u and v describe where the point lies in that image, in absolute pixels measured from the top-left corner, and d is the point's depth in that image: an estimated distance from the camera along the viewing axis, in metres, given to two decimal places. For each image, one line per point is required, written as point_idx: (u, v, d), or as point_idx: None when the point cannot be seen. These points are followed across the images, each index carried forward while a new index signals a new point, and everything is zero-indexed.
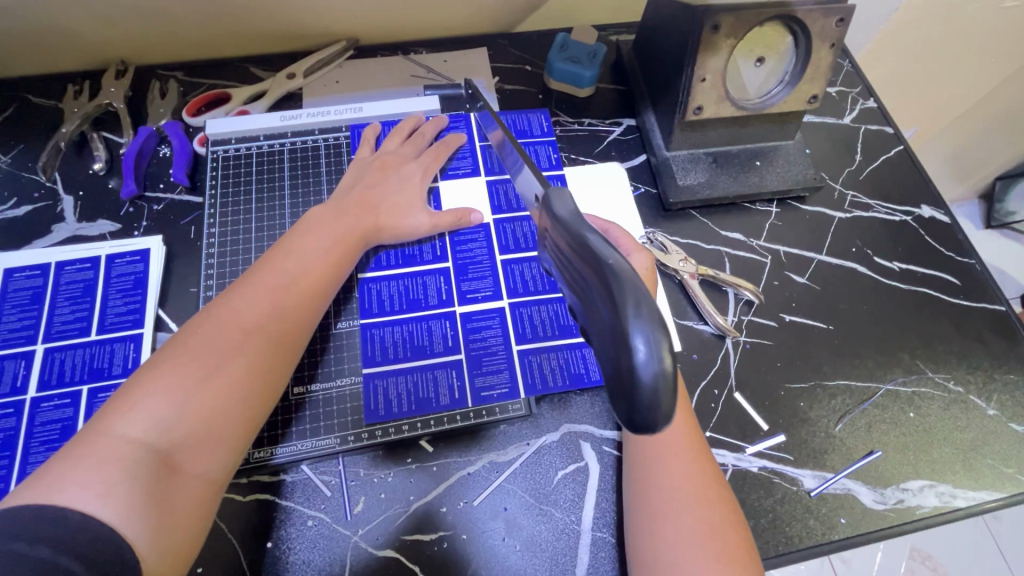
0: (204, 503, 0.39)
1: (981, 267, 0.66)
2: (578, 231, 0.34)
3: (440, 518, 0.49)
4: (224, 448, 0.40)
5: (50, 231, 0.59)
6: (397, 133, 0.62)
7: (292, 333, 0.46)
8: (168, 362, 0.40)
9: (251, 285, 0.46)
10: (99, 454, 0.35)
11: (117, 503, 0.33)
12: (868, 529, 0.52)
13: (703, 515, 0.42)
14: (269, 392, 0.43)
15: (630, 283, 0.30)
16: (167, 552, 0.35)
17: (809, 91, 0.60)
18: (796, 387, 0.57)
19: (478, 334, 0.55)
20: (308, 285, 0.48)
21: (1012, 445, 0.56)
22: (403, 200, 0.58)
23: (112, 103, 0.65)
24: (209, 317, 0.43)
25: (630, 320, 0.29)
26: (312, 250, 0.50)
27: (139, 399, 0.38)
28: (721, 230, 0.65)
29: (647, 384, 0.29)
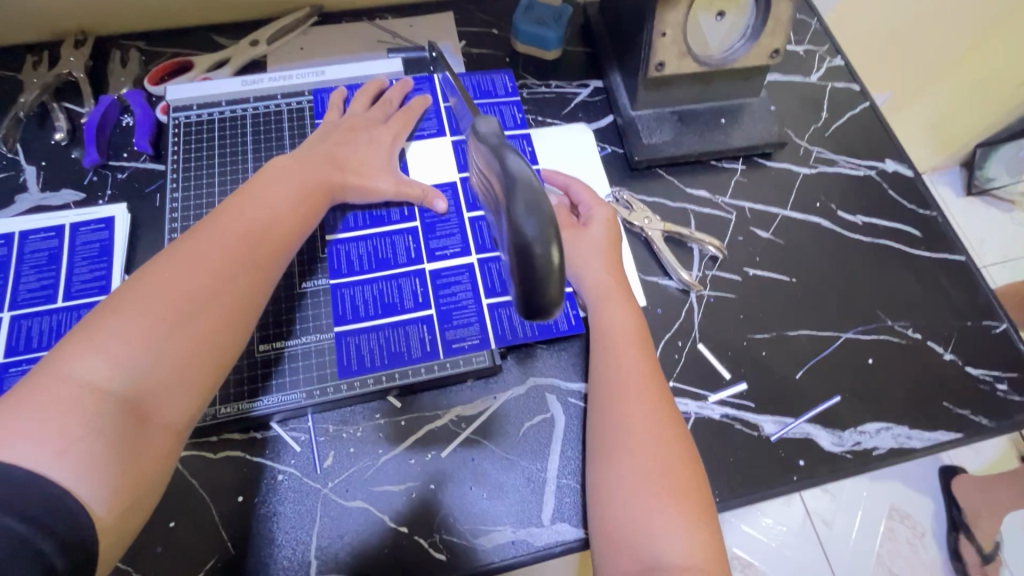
0: (168, 454, 0.39)
1: (943, 219, 0.66)
2: (495, 146, 0.40)
3: (408, 470, 0.51)
4: (191, 396, 0.40)
5: (13, 202, 0.59)
6: (361, 95, 0.62)
7: (259, 282, 0.45)
8: (127, 308, 0.39)
9: (216, 235, 0.44)
10: (56, 401, 0.34)
11: (73, 460, 0.33)
12: (826, 470, 0.53)
13: (657, 453, 0.44)
14: (237, 340, 0.44)
15: (524, 184, 0.36)
16: (128, 508, 0.35)
17: (769, 45, 0.60)
18: (758, 337, 0.58)
19: (448, 289, 0.55)
20: (274, 235, 0.47)
21: (968, 388, 0.57)
22: (369, 156, 0.57)
23: (72, 73, 0.65)
24: (171, 263, 0.42)
25: (520, 210, 0.35)
26: (277, 200, 0.49)
27: (95, 347, 0.37)
28: (687, 188, 0.66)
29: (535, 264, 0.34)
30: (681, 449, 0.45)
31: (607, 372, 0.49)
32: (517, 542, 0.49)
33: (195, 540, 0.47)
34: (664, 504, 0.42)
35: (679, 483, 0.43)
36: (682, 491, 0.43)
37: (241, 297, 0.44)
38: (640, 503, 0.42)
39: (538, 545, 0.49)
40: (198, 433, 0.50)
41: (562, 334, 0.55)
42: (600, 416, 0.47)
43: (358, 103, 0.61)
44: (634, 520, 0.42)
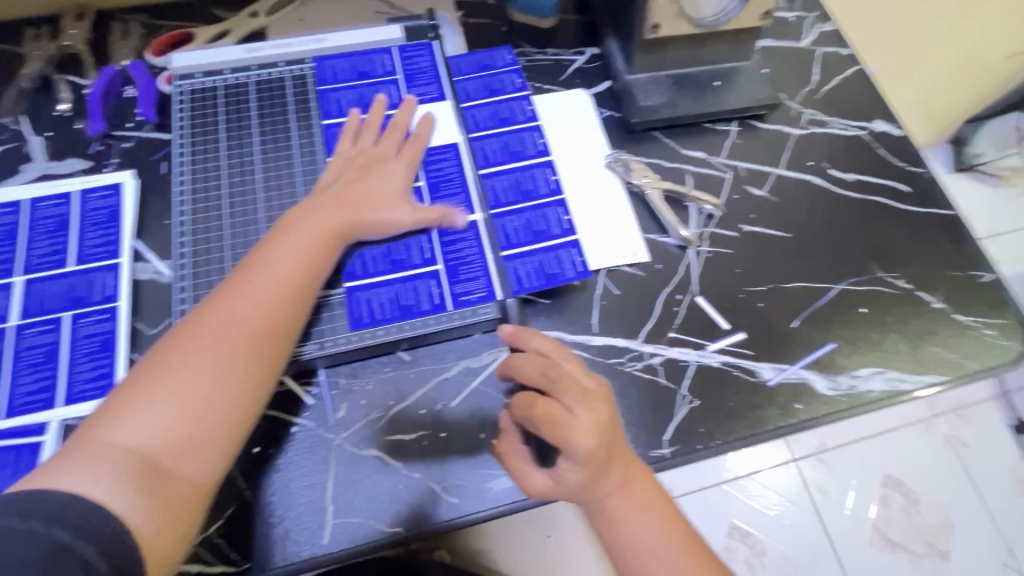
0: (201, 495, 0.41)
1: (931, 175, 0.68)
2: None
3: (419, 419, 0.52)
4: (216, 445, 0.41)
5: (21, 171, 0.60)
6: (368, 127, 0.59)
7: (280, 327, 0.46)
8: (158, 364, 0.42)
9: (228, 297, 0.45)
10: (95, 452, 0.38)
11: (110, 486, 0.36)
12: (822, 413, 0.55)
13: (654, 520, 0.49)
14: (261, 381, 0.44)
15: None
16: (161, 536, 0.37)
17: (761, 6, 0.61)
18: (755, 290, 0.60)
19: (454, 245, 0.56)
20: (294, 286, 0.48)
21: (956, 333, 0.60)
22: (381, 188, 0.55)
23: (74, 45, 0.65)
24: (198, 320, 0.44)
25: None
26: (292, 249, 0.49)
27: (133, 397, 0.40)
28: (683, 149, 0.67)
29: None
30: (668, 509, 0.50)
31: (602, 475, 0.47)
32: None
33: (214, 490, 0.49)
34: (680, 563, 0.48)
35: (678, 533, 0.49)
36: (687, 546, 0.49)
37: (261, 341, 0.45)
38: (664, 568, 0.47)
39: None
40: None
41: (568, 281, 0.56)
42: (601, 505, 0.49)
43: (366, 133, 0.59)
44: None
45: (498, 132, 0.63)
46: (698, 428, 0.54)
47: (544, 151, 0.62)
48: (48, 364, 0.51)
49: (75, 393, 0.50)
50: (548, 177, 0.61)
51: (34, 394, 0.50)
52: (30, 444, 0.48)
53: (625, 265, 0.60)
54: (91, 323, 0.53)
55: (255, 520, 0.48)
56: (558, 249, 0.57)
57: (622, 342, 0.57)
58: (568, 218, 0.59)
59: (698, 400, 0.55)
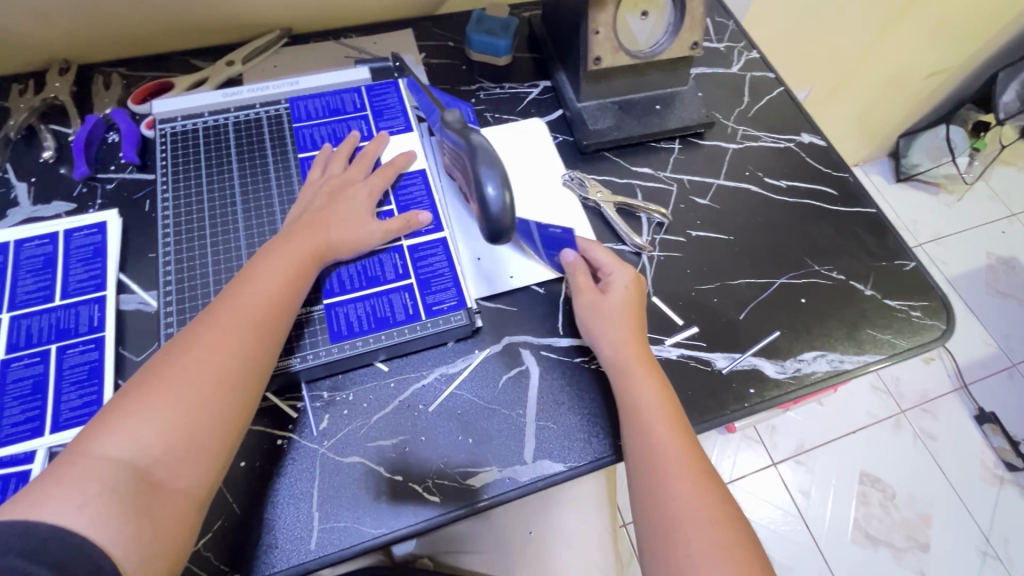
0: (187, 516, 0.42)
1: (854, 179, 0.76)
2: (465, 131, 0.54)
3: (398, 425, 0.55)
4: (202, 464, 0.43)
5: (6, 215, 0.63)
6: (338, 155, 0.64)
7: (261, 347, 0.49)
8: (140, 391, 0.44)
9: (212, 318, 0.48)
10: (82, 472, 0.39)
11: (94, 512, 0.38)
12: (774, 394, 0.60)
13: (681, 439, 0.51)
14: (239, 400, 0.46)
15: (486, 153, 0.51)
16: (146, 560, 0.39)
17: (689, 38, 0.70)
18: (706, 288, 0.66)
19: (425, 261, 0.60)
20: (271, 311, 0.50)
21: (888, 315, 0.66)
22: (352, 214, 0.59)
23: (58, 97, 0.69)
24: (179, 348, 0.46)
25: (484, 171, 0.50)
26: (268, 277, 0.52)
27: (114, 423, 0.42)
28: (632, 166, 0.74)
29: (495, 207, 0.50)
30: (694, 439, 0.52)
31: (643, 398, 0.52)
32: (504, 479, 0.53)
33: None
34: (698, 489, 0.48)
35: (719, 513, 0.47)
36: (707, 483, 0.49)
37: (241, 363, 0.47)
38: (676, 471, 0.49)
39: (524, 480, 0.53)
40: None
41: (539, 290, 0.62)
42: (636, 423, 0.52)
43: (337, 162, 0.63)
44: (684, 509, 0.47)
45: None
46: None
47: None
48: (34, 395, 0.53)
49: (62, 419, 0.52)
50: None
51: (21, 423, 0.51)
52: (17, 472, 0.49)
53: None
54: (78, 353, 0.55)
55: (242, 532, 0.50)
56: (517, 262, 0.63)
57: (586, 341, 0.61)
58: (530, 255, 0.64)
59: None
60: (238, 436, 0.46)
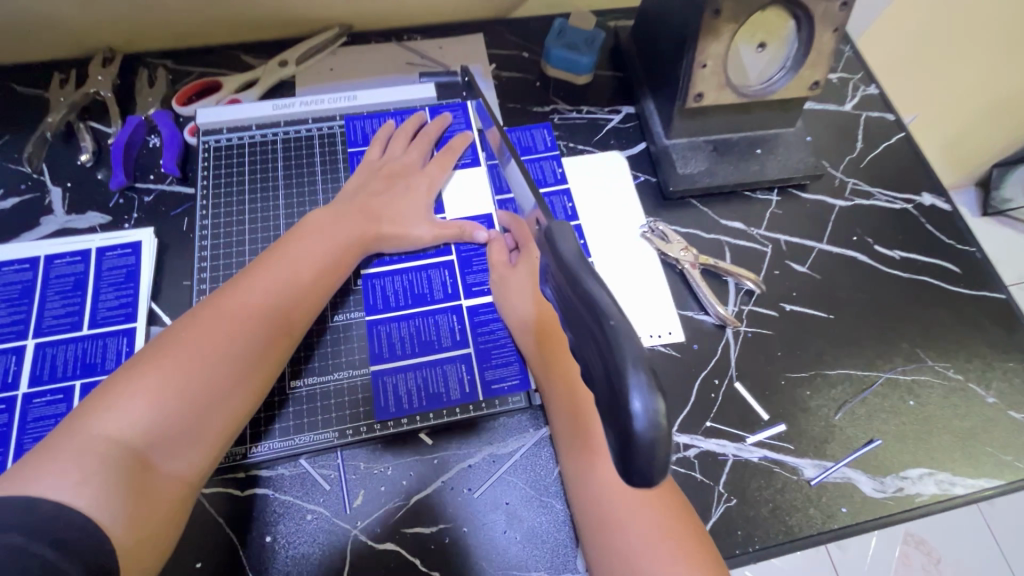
0: (177, 504, 0.39)
1: (982, 255, 0.65)
2: (579, 277, 0.30)
3: (440, 510, 0.49)
4: (203, 448, 0.40)
5: (38, 224, 0.58)
6: (398, 135, 0.62)
7: (281, 329, 0.47)
8: (161, 351, 0.41)
9: (244, 285, 0.47)
10: (83, 440, 0.36)
11: (91, 492, 0.34)
12: (869, 517, 0.52)
13: None
14: (258, 380, 0.44)
15: (623, 336, 0.27)
16: (135, 550, 0.35)
17: (810, 77, 0.59)
18: (797, 376, 0.57)
19: (486, 329, 0.55)
20: (308, 287, 0.49)
21: (1012, 433, 0.56)
22: (403, 206, 0.57)
23: (100, 92, 0.64)
24: (210, 312, 0.44)
25: (623, 372, 0.26)
26: (307, 251, 0.51)
27: (128, 386, 0.38)
28: (721, 219, 0.65)
29: (643, 439, 0.25)
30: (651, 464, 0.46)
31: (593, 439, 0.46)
32: None
33: None
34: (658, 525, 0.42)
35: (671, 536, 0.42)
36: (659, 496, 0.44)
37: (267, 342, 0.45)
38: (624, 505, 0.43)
39: None
40: (225, 469, 0.49)
41: None
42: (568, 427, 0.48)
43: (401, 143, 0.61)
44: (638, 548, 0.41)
45: None
46: (736, 530, 0.50)
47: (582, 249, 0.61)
48: None
49: None
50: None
51: None
52: None
53: (660, 344, 0.58)
54: None
55: None
56: None
57: None
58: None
59: (735, 498, 0.52)
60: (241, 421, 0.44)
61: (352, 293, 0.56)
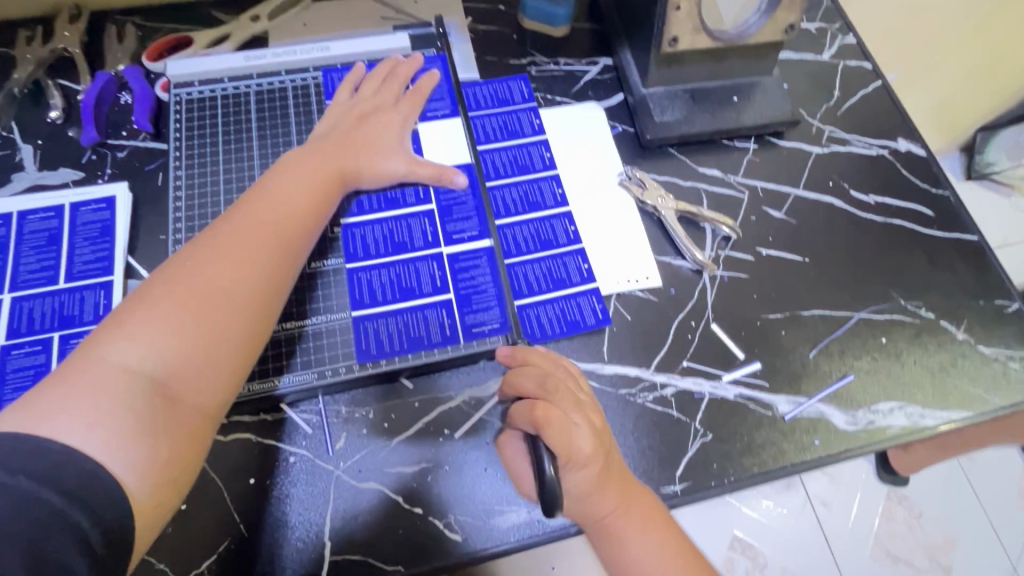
0: (202, 436, 0.39)
1: (955, 198, 0.66)
2: None
3: (422, 451, 0.50)
4: (221, 383, 0.40)
5: (10, 181, 0.58)
6: (370, 78, 0.61)
7: (287, 267, 0.46)
8: (160, 291, 0.40)
9: (238, 220, 0.45)
10: (93, 378, 0.36)
11: (107, 435, 0.34)
12: (841, 448, 0.53)
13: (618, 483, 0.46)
14: (266, 313, 0.44)
15: None
16: (157, 487, 0.36)
17: (785, 20, 0.59)
18: (773, 318, 0.58)
19: (466, 274, 0.55)
20: (300, 220, 0.48)
21: (981, 366, 0.57)
22: (381, 138, 0.57)
23: (67, 49, 0.63)
24: (205, 249, 0.43)
25: None
26: (294, 186, 0.49)
27: (132, 324, 0.38)
28: (699, 167, 0.65)
29: None
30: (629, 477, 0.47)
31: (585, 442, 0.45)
32: (533, 522, 0.48)
33: (204, 525, 0.47)
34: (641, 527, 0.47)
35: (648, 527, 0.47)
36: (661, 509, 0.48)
37: (270, 275, 0.44)
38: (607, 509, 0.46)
39: (553, 525, 0.48)
40: None
41: (574, 286, 0.57)
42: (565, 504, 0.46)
43: (383, 88, 0.60)
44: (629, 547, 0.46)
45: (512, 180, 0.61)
46: (711, 463, 0.52)
47: (563, 202, 0.60)
48: (35, 388, 0.49)
49: None
50: (566, 228, 0.59)
51: None
52: None
53: (637, 289, 0.58)
54: (81, 344, 0.51)
55: (249, 556, 0.46)
56: (565, 256, 0.58)
57: (633, 371, 0.55)
58: (587, 266, 0.58)
59: (711, 434, 0.53)
60: (258, 355, 0.43)
61: (329, 240, 0.56)
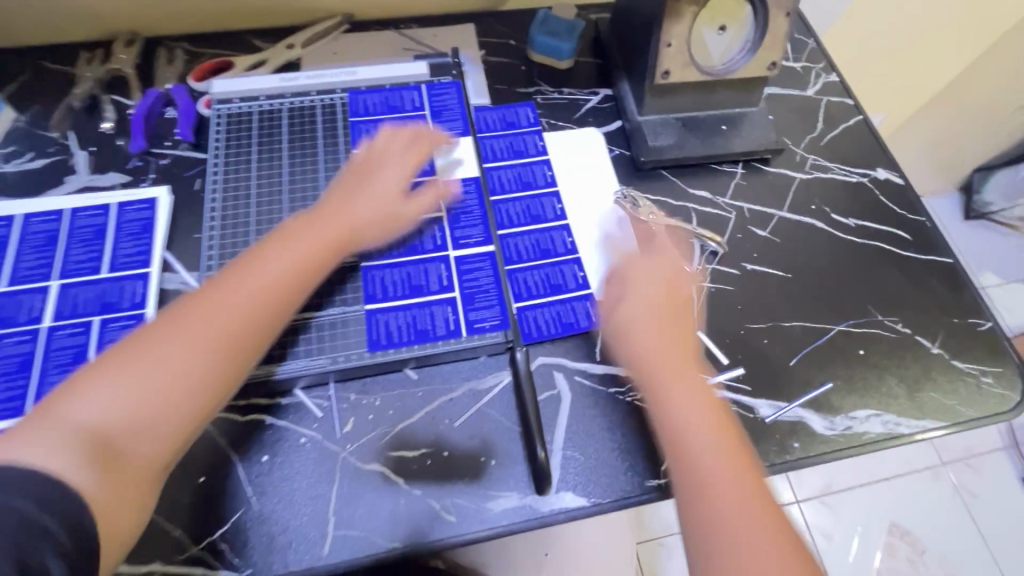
0: (147, 487, 0.41)
1: (931, 224, 0.70)
2: None
3: (423, 437, 0.54)
4: (171, 439, 0.42)
5: (64, 182, 0.64)
6: (387, 135, 0.62)
7: (268, 329, 0.48)
8: (135, 345, 0.43)
9: (225, 286, 0.48)
10: (57, 425, 0.39)
11: (65, 474, 0.37)
12: (820, 451, 0.56)
13: (711, 413, 0.48)
14: (233, 374, 0.46)
15: None
16: (101, 536, 0.37)
17: (767, 57, 0.65)
18: (757, 327, 0.62)
19: (470, 276, 0.59)
20: (287, 285, 0.50)
21: (955, 379, 0.61)
22: (376, 199, 0.59)
23: (122, 69, 0.70)
24: (187, 311, 0.46)
25: None
26: (287, 252, 0.52)
27: (102, 374, 0.42)
28: (689, 188, 0.70)
29: None
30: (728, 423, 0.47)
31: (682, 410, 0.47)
32: (524, 508, 0.52)
33: (219, 496, 0.50)
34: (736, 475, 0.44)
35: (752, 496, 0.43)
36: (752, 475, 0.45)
37: (243, 341, 0.46)
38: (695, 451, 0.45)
39: (543, 511, 0.51)
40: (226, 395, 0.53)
41: (571, 292, 0.61)
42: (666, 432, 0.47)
43: (397, 139, 0.62)
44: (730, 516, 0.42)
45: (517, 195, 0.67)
46: None
47: (562, 216, 0.66)
48: (74, 365, 0.54)
49: None
50: (564, 239, 0.64)
51: None
52: None
53: None
54: (118, 327, 0.55)
55: (258, 527, 0.50)
56: (563, 264, 0.63)
57: (623, 372, 0.58)
58: (583, 274, 0.62)
59: None
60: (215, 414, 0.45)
61: None
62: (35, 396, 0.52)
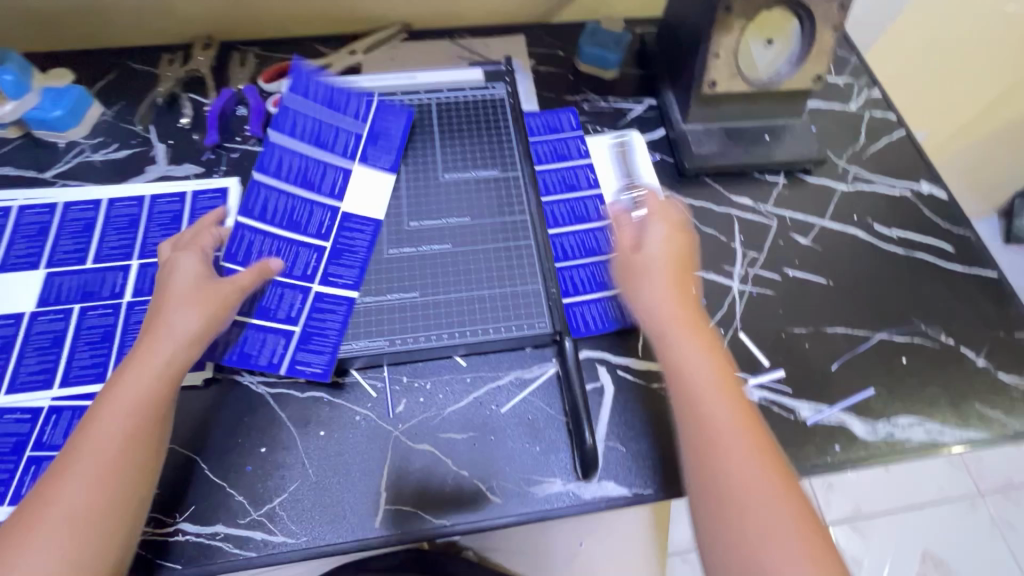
0: None
1: (976, 238, 0.71)
2: None
3: (471, 421, 0.56)
4: None
5: (144, 171, 0.69)
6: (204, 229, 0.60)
7: (143, 452, 0.46)
8: (27, 527, 0.41)
9: (97, 414, 0.46)
10: None
11: None
12: (861, 455, 0.57)
13: (738, 408, 0.48)
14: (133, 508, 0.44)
15: None
16: None
17: (813, 70, 0.67)
18: (797, 331, 0.63)
19: (319, 308, 0.58)
20: (145, 397, 0.47)
21: (1000, 392, 0.60)
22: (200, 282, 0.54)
23: (199, 70, 0.76)
24: (69, 460, 0.44)
25: None
26: (124, 363, 0.49)
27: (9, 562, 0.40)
28: (732, 195, 0.72)
29: None
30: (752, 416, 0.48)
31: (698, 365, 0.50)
32: (568, 493, 0.53)
33: (279, 466, 0.53)
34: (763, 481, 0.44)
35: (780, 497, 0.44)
36: (782, 473, 0.45)
37: (119, 466, 0.44)
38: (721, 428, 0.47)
39: (586, 498, 0.53)
40: (288, 373, 0.57)
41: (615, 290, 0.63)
42: (694, 421, 0.47)
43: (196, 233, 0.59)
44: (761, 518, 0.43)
45: (564, 196, 0.69)
46: None
47: (606, 217, 0.68)
48: None
49: None
50: (609, 239, 0.66)
51: None
52: None
53: None
54: None
55: (314, 497, 0.52)
56: (607, 263, 0.65)
57: None
58: None
59: None
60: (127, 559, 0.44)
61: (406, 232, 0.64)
62: (116, 364, 0.56)
